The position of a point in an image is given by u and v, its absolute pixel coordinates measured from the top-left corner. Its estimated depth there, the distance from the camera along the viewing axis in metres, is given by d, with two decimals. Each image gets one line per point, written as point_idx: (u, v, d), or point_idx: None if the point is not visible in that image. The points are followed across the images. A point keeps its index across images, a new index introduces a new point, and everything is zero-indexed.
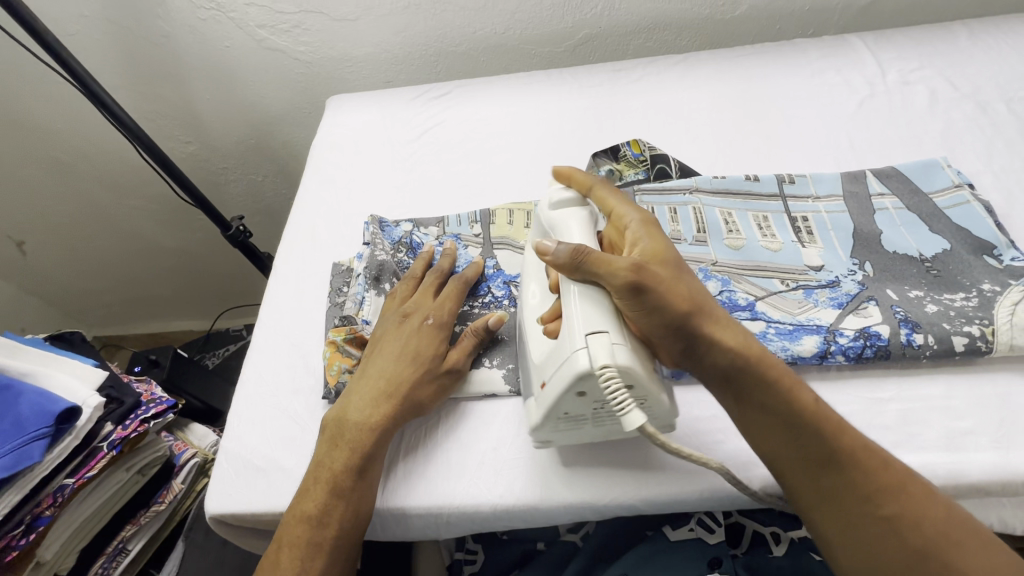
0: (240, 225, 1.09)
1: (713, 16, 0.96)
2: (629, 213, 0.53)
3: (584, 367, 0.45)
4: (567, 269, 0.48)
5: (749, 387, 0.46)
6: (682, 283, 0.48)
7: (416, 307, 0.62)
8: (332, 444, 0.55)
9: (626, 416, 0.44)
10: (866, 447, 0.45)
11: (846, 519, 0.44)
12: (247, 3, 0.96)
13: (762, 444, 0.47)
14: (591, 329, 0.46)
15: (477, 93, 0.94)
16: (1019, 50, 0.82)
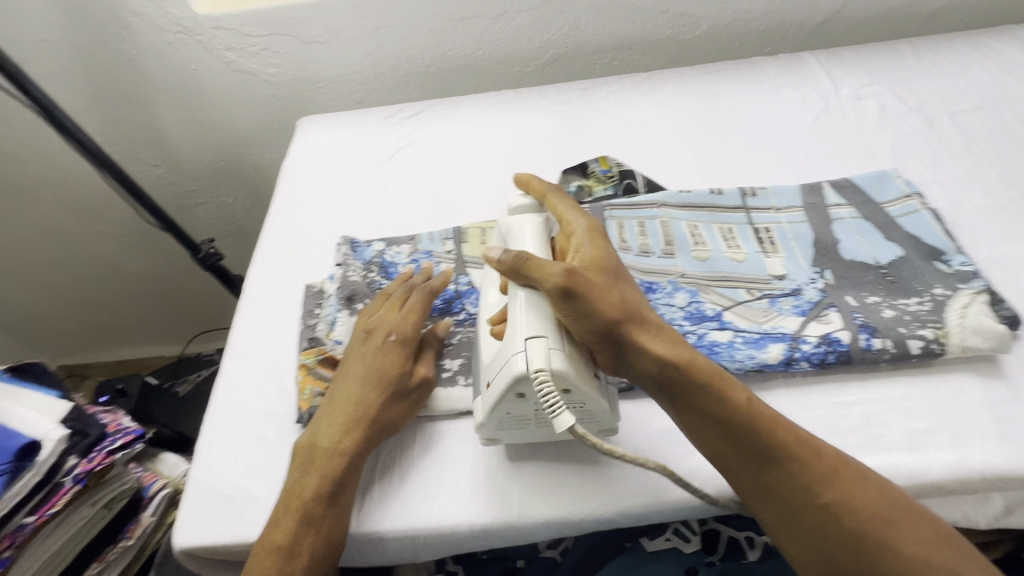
0: (210, 248, 1.07)
1: (675, 36, 1.00)
2: (577, 220, 0.56)
3: (521, 369, 0.48)
4: (510, 272, 0.52)
5: (678, 389, 0.48)
6: (615, 290, 0.50)
7: (380, 323, 0.61)
8: (297, 478, 0.54)
9: (557, 419, 0.46)
10: (799, 437, 0.46)
11: (786, 509, 0.45)
12: (215, 27, 0.96)
13: (705, 444, 0.48)
14: (530, 334, 0.49)
15: (449, 112, 0.95)
16: (960, 66, 0.87)
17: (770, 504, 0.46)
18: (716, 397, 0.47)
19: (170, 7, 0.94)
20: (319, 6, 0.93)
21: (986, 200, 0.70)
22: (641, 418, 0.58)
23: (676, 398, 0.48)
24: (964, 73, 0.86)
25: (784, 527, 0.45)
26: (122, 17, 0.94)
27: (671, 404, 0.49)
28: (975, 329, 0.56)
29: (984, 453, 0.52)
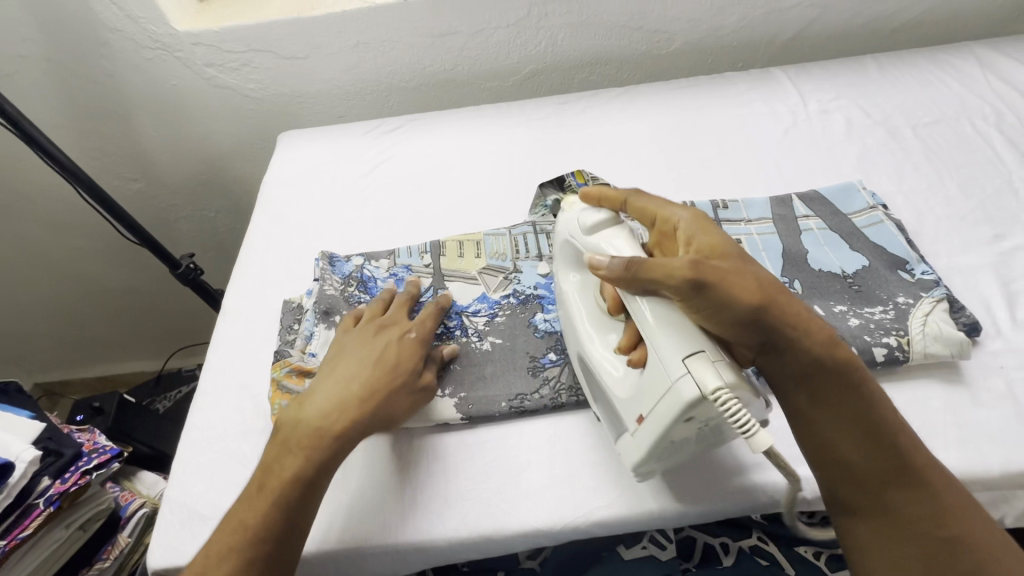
0: (190, 263, 1.06)
1: (650, 52, 1.02)
2: (677, 214, 0.53)
3: (694, 394, 0.44)
4: (622, 281, 0.49)
5: (827, 388, 0.48)
6: (749, 275, 0.48)
7: (394, 322, 0.62)
8: (271, 469, 0.52)
9: (751, 440, 0.42)
10: (934, 466, 0.47)
11: (900, 534, 0.45)
12: (194, 43, 0.96)
13: (839, 454, 0.47)
14: (688, 353, 0.45)
15: (428, 127, 0.96)
16: (922, 81, 0.91)
17: (878, 526, 0.46)
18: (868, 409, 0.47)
19: (148, 23, 0.94)
20: (298, 23, 0.94)
21: (947, 210, 0.73)
22: None
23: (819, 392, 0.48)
24: (926, 87, 0.89)
25: (888, 550, 0.45)
26: (100, 34, 0.94)
27: (813, 403, 0.48)
28: (936, 336, 0.58)
29: (947, 457, 0.53)
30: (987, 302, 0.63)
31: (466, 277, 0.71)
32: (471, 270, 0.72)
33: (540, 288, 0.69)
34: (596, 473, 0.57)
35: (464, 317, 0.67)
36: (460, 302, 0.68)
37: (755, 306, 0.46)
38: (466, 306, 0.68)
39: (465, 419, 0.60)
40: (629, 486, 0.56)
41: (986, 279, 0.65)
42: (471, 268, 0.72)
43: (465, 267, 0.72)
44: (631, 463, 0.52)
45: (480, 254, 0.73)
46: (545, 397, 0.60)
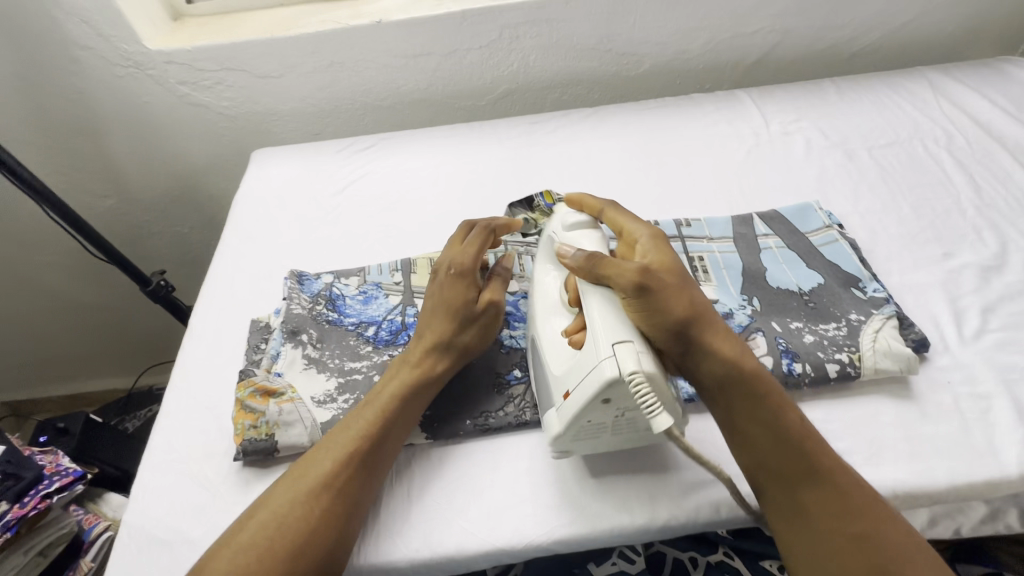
0: (161, 280, 1.05)
1: (620, 73, 1.05)
2: (639, 230, 0.57)
3: (613, 374, 0.46)
4: (581, 272, 0.53)
5: (740, 400, 0.51)
6: (685, 294, 0.52)
7: (445, 257, 0.64)
8: (352, 416, 0.57)
9: (654, 420, 0.45)
10: (843, 468, 0.49)
11: (814, 533, 0.47)
12: (167, 62, 0.97)
13: (754, 456, 0.50)
14: (617, 338, 0.47)
15: (402, 145, 0.97)
16: (877, 104, 0.94)
17: (794, 526, 0.48)
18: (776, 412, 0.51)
19: (120, 42, 0.94)
20: (272, 43, 0.95)
21: (899, 229, 0.76)
22: None
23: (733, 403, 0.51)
24: (881, 110, 0.93)
25: (801, 550, 0.47)
26: (70, 51, 0.94)
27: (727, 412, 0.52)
28: (886, 352, 0.60)
29: (896, 471, 0.55)
30: (936, 319, 0.66)
31: None
32: None
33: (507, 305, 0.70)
34: (559, 490, 0.57)
35: None
36: None
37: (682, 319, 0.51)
38: None
39: (430, 438, 0.60)
40: (591, 503, 0.56)
41: (935, 296, 0.68)
42: None
43: None
44: (550, 440, 0.53)
45: None
46: (510, 415, 0.61)
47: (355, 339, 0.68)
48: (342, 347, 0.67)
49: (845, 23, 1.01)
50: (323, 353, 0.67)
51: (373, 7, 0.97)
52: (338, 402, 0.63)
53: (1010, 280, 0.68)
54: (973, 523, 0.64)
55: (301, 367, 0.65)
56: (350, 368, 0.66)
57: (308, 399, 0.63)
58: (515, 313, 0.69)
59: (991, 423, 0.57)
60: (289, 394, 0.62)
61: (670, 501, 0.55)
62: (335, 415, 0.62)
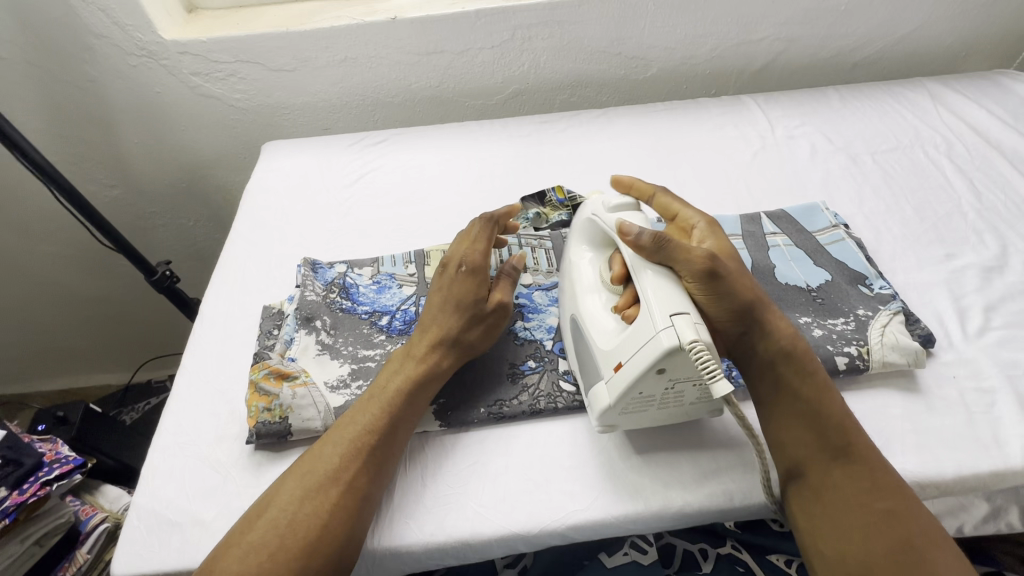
0: (167, 270, 1.05)
1: (628, 76, 1.07)
2: (694, 216, 0.62)
3: (672, 344, 0.47)
4: (647, 251, 0.53)
5: (791, 376, 0.54)
6: (747, 278, 0.56)
7: (452, 255, 0.64)
8: (356, 409, 0.57)
9: (715, 385, 0.45)
10: (873, 448, 0.52)
11: (843, 506, 0.49)
12: (181, 52, 0.97)
13: (786, 431, 0.53)
14: (674, 310, 0.49)
15: (413, 141, 0.98)
16: (879, 111, 0.97)
17: (823, 501, 0.50)
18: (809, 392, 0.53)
19: (135, 31, 0.94)
20: (287, 36, 0.96)
21: (903, 231, 0.77)
22: (592, 434, 0.60)
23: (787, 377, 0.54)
24: (883, 117, 0.96)
25: (831, 524, 0.49)
26: (85, 40, 0.94)
27: (776, 384, 0.54)
28: (894, 345, 0.61)
29: (904, 462, 0.56)
30: (940, 316, 0.67)
31: None
32: None
33: (521, 297, 0.71)
34: (573, 477, 0.57)
35: None
36: None
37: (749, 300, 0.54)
38: None
39: (444, 425, 0.60)
40: (606, 490, 0.56)
41: (938, 294, 0.69)
42: None
43: None
44: (597, 414, 0.55)
45: None
46: (524, 403, 0.61)
47: (368, 327, 0.68)
48: (356, 335, 0.67)
49: (847, 33, 1.04)
50: (336, 339, 0.67)
51: (389, 4, 0.98)
52: (352, 388, 0.63)
53: (1011, 281, 0.70)
54: (976, 520, 0.65)
55: (314, 354, 0.65)
56: (363, 356, 0.66)
57: (321, 384, 0.63)
58: (528, 306, 0.70)
59: (996, 416, 0.59)
60: (302, 378, 0.62)
61: (684, 489, 0.56)
62: (349, 400, 0.62)
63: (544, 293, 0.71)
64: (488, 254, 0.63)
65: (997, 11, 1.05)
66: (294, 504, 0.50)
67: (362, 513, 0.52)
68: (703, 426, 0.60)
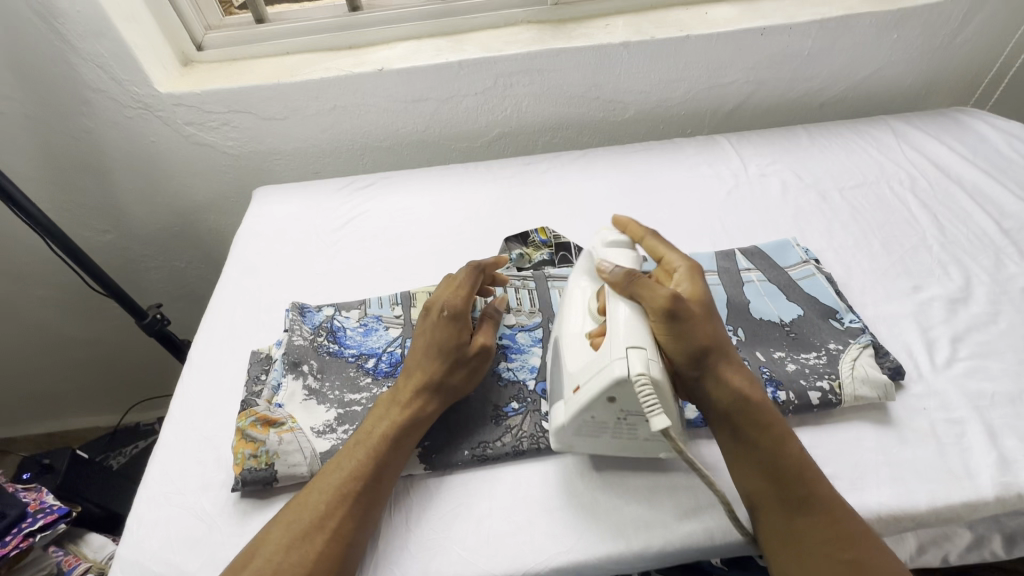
0: (158, 313, 1.06)
1: (607, 118, 1.12)
2: (676, 260, 0.65)
3: (622, 373, 0.52)
4: (617, 284, 0.59)
5: (750, 430, 0.56)
6: (709, 324, 0.58)
7: (435, 299, 0.66)
8: (342, 453, 0.58)
9: (653, 419, 0.50)
10: (835, 499, 0.53)
11: (806, 559, 0.51)
12: (176, 104, 1.01)
13: (754, 480, 0.54)
14: (631, 343, 0.53)
15: (400, 184, 1.01)
16: (846, 148, 1.02)
17: (789, 552, 0.52)
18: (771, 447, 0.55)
19: (132, 85, 0.98)
20: (278, 88, 1.00)
21: (871, 264, 0.81)
22: (576, 473, 0.61)
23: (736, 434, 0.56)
24: (849, 154, 1.00)
25: (796, 575, 0.51)
26: (83, 94, 0.98)
27: (735, 433, 0.56)
28: (864, 378, 0.63)
29: (879, 495, 0.57)
30: (909, 348, 0.70)
31: None
32: None
33: (504, 338, 0.72)
34: (557, 518, 0.58)
35: None
36: None
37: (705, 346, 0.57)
38: None
39: (428, 468, 0.61)
40: (589, 530, 0.57)
41: (907, 326, 0.72)
42: None
43: None
44: (557, 430, 0.58)
45: None
46: (507, 444, 0.62)
47: (354, 371, 0.70)
48: (342, 379, 0.69)
49: (813, 76, 1.10)
50: (323, 384, 0.68)
51: (376, 56, 1.03)
52: (338, 432, 0.64)
53: (975, 312, 0.73)
54: (959, 550, 0.66)
55: (301, 399, 0.66)
56: (349, 400, 0.67)
57: (308, 429, 0.64)
58: (511, 346, 0.71)
59: (966, 447, 0.60)
60: (288, 425, 0.63)
61: (667, 527, 0.57)
62: (335, 444, 0.63)
63: (527, 333, 0.73)
64: (470, 301, 0.66)
65: (953, 54, 1.11)
66: (279, 558, 0.51)
67: (347, 562, 0.52)
68: (681, 463, 0.61)
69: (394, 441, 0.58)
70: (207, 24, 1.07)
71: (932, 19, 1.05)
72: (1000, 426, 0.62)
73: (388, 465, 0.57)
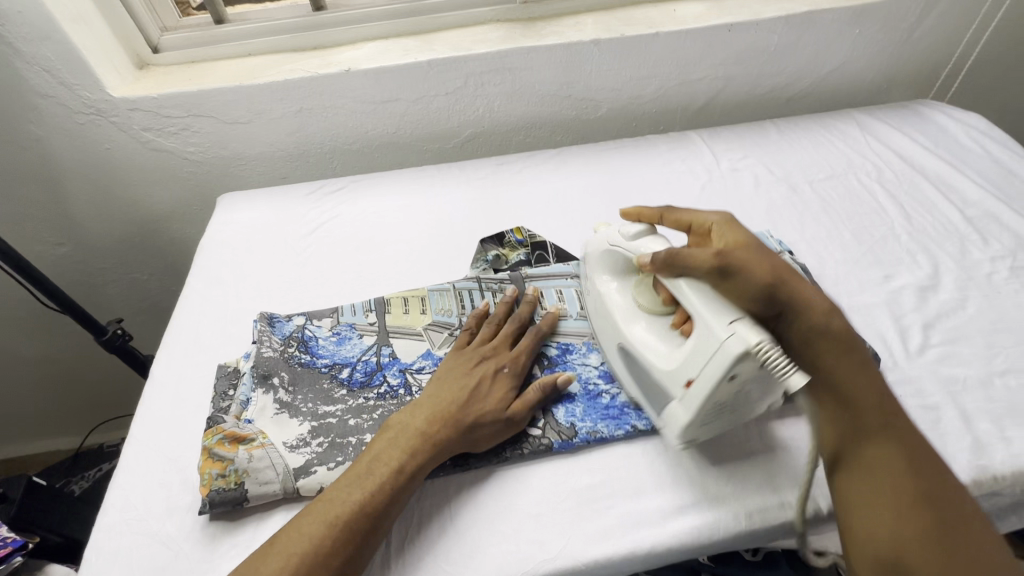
0: (118, 328, 1.01)
1: (579, 117, 1.11)
2: (709, 218, 0.63)
3: (739, 350, 0.49)
4: (663, 271, 0.57)
5: (827, 357, 0.54)
6: (765, 259, 0.56)
7: (492, 354, 0.66)
8: (376, 460, 0.56)
9: (791, 379, 0.48)
10: (912, 434, 0.52)
11: (878, 489, 0.50)
12: (131, 109, 0.96)
13: (830, 414, 0.53)
14: (733, 317, 0.51)
15: (372, 187, 0.98)
16: (814, 141, 1.03)
17: (858, 479, 0.51)
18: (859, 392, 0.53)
19: (82, 89, 0.93)
20: (240, 90, 0.96)
21: (844, 255, 0.82)
22: (560, 477, 0.60)
23: (821, 356, 0.54)
24: (818, 147, 1.02)
25: (865, 505, 0.50)
26: (29, 100, 0.92)
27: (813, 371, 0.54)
28: None
29: None
30: (883, 336, 0.70)
31: (412, 334, 0.72)
32: (418, 325, 0.73)
33: None
34: (542, 524, 0.57)
35: (408, 375, 0.68)
36: (405, 360, 0.69)
37: (774, 271, 0.54)
38: (410, 364, 0.69)
39: None
40: (575, 535, 0.56)
41: (880, 315, 0.73)
42: (418, 324, 0.73)
43: (411, 323, 0.73)
44: (677, 431, 0.57)
45: (426, 309, 0.75)
46: (489, 450, 0.61)
47: (328, 382, 0.67)
48: (316, 391, 0.66)
49: (779, 72, 1.11)
50: (295, 396, 0.65)
51: (343, 56, 1.00)
52: (312, 446, 0.61)
53: (944, 299, 0.75)
54: None
55: (272, 414, 0.64)
56: (324, 412, 0.64)
57: (280, 444, 0.61)
58: None
59: (942, 431, 0.61)
60: (259, 440, 0.61)
61: (653, 526, 0.56)
62: (309, 459, 0.60)
63: None
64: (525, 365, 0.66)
65: (914, 47, 1.13)
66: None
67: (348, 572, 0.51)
68: (666, 462, 0.61)
69: (403, 471, 0.56)
70: (163, 25, 1.03)
71: (892, 14, 1.07)
72: (973, 410, 0.63)
73: (394, 500, 0.55)
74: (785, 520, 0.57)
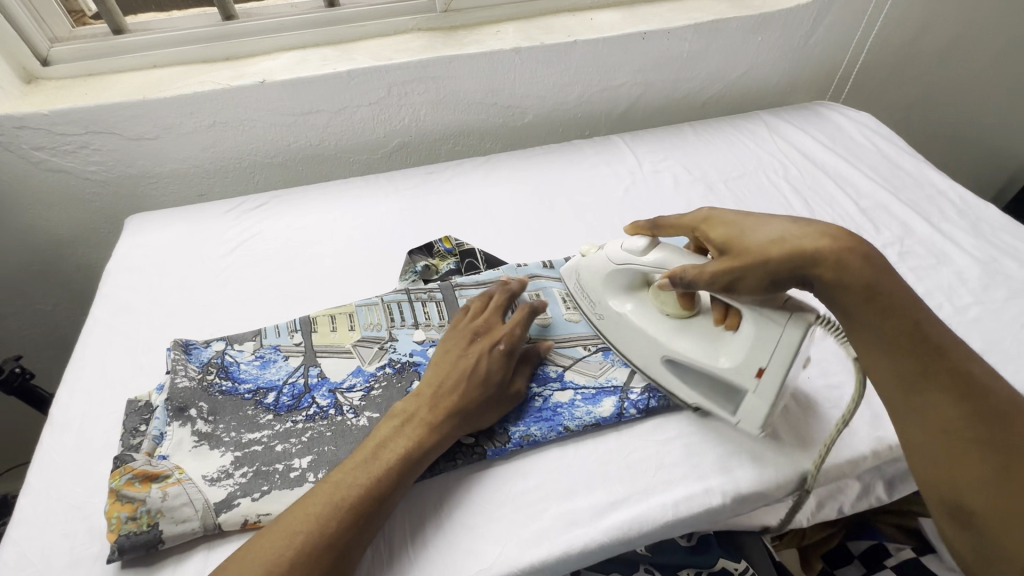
0: (17, 366, 0.92)
1: (507, 124, 1.13)
2: (694, 217, 0.63)
3: (803, 327, 0.54)
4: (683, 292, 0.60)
5: (858, 308, 0.51)
6: (764, 243, 0.54)
7: (489, 330, 0.67)
8: (384, 443, 0.57)
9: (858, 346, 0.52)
10: (967, 367, 0.49)
11: (927, 434, 0.49)
12: (18, 127, 0.88)
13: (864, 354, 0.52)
14: (775, 301, 0.55)
15: (296, 202, 0.95)
16: (728, 142, 1.10)
17: (906, 422, 0.50)
18: (895, 331, 0.50)
19: None
20: (144, 105, 0.91)
21: None
22: (496, 485, 0.61)
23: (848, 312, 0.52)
24: (731, 147, 1.08)
25: (917, 448, 0.49)
26: None
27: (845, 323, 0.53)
28: None
29: (775, 463, 0.62)
30: None
31: (341, 352, 0.70)
32: (346, 343, 0.71)
33: (416, 355, 0.70)
34: (479, 534, 0.57)
35: (338, 395, 0.66)
36: (335, 379, 0.67)
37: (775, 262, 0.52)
38: (340, 383, 0.67)
39: None
40: (510, 541, 0.57)
41: None
42: (346, 341, 0.71)
43: (339, 341, 0.71)
44: (759, 420, 0.60)
45: (354, 326, 0.73)
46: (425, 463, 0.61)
47: (252, 408, 0.64)
48: (239, 419, 0.63)
49: (694, 76, 1.17)
50: (216, 426, 0.62)
51: (257, 67, 0.96)
52: (235, 477, 0.58)
53: None
54: (852, 499, 0.68)
55: (189, 447, 0.60)
56: (248, 440, 0.61)
57: (200, 478, 0.58)
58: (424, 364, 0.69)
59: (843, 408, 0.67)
60: (175, 476, 0.57)
61: (587, 524, 0.58)
62: (232, 491, 0.57)
63: None
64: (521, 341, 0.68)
65: (812, 52, 1.23)
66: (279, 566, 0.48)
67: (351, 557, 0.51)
68: (599, 461, 0.63)
69: (411, 456, 0.57)
70: (54, 36, 0.95)
71: (790, 22, 1.15)
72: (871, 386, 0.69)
73: (398, 487, 0.55)
74: (710, 506, 0.60)
